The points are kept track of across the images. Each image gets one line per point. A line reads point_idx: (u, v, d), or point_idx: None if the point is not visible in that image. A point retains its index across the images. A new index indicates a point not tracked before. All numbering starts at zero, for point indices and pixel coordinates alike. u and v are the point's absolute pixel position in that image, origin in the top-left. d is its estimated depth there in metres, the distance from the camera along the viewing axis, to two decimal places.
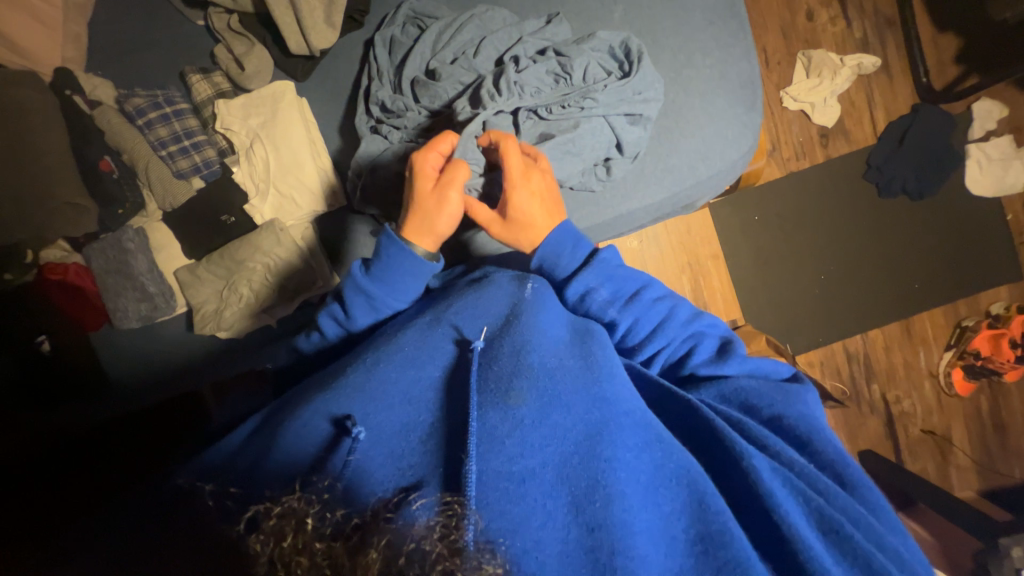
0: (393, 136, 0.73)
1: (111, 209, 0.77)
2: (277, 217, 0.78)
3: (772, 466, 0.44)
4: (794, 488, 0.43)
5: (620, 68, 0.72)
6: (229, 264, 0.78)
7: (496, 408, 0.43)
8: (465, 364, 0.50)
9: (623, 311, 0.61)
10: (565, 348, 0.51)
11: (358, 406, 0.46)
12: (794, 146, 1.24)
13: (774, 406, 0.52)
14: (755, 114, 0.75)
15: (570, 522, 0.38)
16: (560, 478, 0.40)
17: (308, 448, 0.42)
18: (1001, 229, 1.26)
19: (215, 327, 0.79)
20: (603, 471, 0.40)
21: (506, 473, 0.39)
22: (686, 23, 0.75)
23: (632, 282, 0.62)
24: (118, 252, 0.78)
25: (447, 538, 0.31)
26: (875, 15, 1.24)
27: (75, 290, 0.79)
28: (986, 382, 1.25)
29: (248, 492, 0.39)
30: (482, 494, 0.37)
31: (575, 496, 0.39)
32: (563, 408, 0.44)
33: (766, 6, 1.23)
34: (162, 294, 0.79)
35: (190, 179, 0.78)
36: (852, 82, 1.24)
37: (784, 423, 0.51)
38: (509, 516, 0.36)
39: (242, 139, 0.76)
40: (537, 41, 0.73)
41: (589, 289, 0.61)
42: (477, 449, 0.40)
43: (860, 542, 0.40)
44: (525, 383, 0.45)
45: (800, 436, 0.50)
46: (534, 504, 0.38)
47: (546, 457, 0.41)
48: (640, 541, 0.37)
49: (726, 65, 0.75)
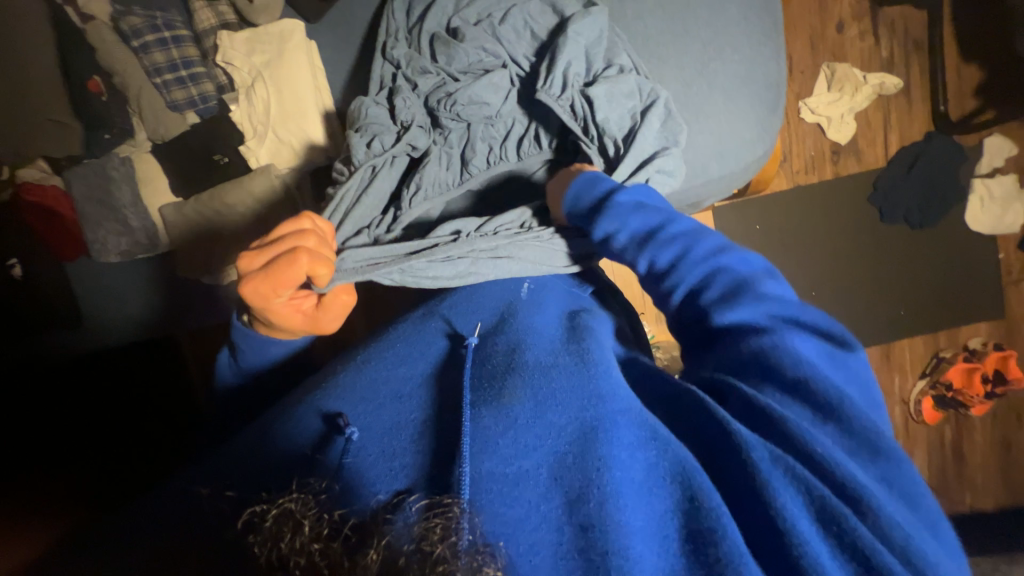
0: (378, 113, 0.66)
1: (97, 133, 0.73)
2: (271, 162, 0.74)
3: (775, 454, 0.39)
4: (798, 480, 0.38)
5: (642, 94, 0.64)
6: (217, 207, 0.75)
7: (490, 408, 0.43)
8: (458, 360, 0.50)
9: (654, 244, 0.53)
10: (559, 345, 0.50)
11: (345, 402, 0.46)
12: (805, 159, 1.23)
13: (800, 366, 0.43)
14: (774, 118, 0.74)
15: (563, 523, 0.37)
16: (554, 480, 0.39)
17: (297, 445, 0.42)
18: (992, 267, 1.28)
19: (199, 270, 0.78)
20: (595, 471, 0.39)
21: (500, 475, 0.39)
22: (721, 16, 0.71)
23: (656, 217, 0.54)
24: (103, 179, 0.75)
25: (449, 539, 0.30)
26: (905, 36, 1.22)
27: (51, 212, 0.76)
28: (954, 412, 1.28)
29: (244, 492, 0.39)
30: (475, 497, 0.37)
31: (568, 496, 0.38)
32: (556, 407, 0.43)
33: (799, 12, 1.20)
34: (145, 230, 0.77)
35: (184, 114, 0.73)
36: (872, 102, 1.22)
37: (809, 387, 0.42)
38: (503, 518, 0.37)
39: (244, 77, 0.72)
40: (587, 23, 0.65)
41: (653, 228, 0.54)
42: (469, 452, 0.40)
43: (863, 534, 0.35)
44: (519, 382, 0.45)
45: (820, 399, 0.42)
46: (527, 508, 0.38)
47: (540, 458, 0.40)
48: (633, 541, 0.36)
49: (755, 64, 0.72)
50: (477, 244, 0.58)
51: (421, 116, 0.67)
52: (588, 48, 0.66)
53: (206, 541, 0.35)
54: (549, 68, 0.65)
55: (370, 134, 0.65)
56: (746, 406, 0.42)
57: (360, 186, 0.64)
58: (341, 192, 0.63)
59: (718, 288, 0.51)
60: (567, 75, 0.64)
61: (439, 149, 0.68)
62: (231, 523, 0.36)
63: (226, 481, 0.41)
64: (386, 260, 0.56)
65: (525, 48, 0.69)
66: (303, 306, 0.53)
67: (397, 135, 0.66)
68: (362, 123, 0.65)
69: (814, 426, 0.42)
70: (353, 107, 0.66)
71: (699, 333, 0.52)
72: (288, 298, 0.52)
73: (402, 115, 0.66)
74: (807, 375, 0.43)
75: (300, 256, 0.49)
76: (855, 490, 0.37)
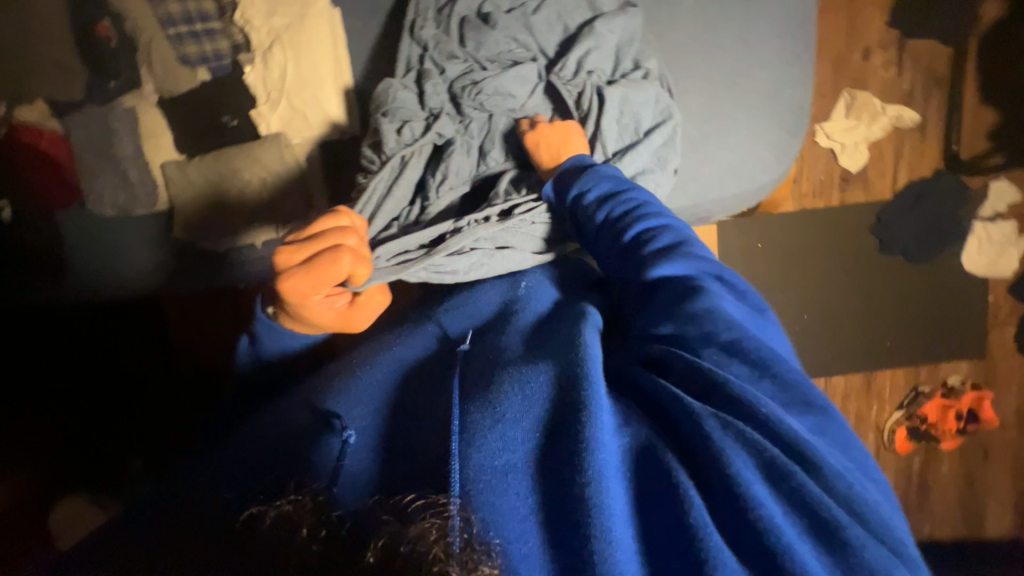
0: (404, 96, 0.65)
1: (103, 80, 0.70)
2: (283, 131, 0.72)
3: (722, 424, 0.36)
4: (749, 445, 0.35)
5: (659, 105, 0.65)
6: (222, 169, 0.73)
7: (480, 401, 0.42)
8: (448, 362, 0.49)
9: (610, 203, 0.54)
10: (544, 332, 0.50)
11: (341, 401, 0.46)
12: (814, 182, 1.23)
13: (734, 328, 0.41)
14: (795, 142, 0.73)
15: (551, 516, 0.35)
16: (539, 466, 0.38)
17: (292, 443, 0.42)
18: (980, 308, 1.30)
19: (196, 232, 0.76)
20: (578, 454, 0.36)
21: (488, 466, 0.37)
22: (755, 32, 0.70)
23: (617, 180, 0.56)
24: (103, 127, 0.72)
25: (444, 539, 0.31)
26: (928, 70, 1.21)
27: (49, 159, 0.73)
28: (925, 445, 1.32)
29: (237, 491, 0.39)
30: (467, 491, 0.35)
31: (549, 477, 0.37)
32: (537, 394, 0.42)
33: (829, 32, 1.19)
34: (145, 185, 0.74)
35: (196, 69, 0.70)
36: (886, 133, 1.23)
37: (745, 346, 0.40)
38: (493, 510, 0.35)
39: (261, 38, 0.69)
40: (621, 25, 0.65)
41: (615, 190, 0.55)
42: (460, 448, 0.38)
43: (807, 487, 0.34)
44: (508, 373, 0.44)
45: (757, 357, 0.40)
46: (516, 498, 0.36)
47: (524, 444, 0.39)
48: (619, 529, 0.34)
49: (782, 85, 0.71)
50: (481, 235, 0.60)
51: (446, 104, 0.65)
52: (618, 48, 0.66)
53: (199, 533, 0.35)
54: (562, 56, 0.66)
55: (397, 119, 0.64)
56: (691, 372, 0.40)
57: (388, 179, 0.64)
58: (371, 183, 0.62)
59: (664, 241, 0.50)
60: (592, 69, 0.65)
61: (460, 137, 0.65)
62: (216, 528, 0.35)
63: (229, 482, 0.41)
64: (414, 257, 0.59)
65: (555, 44, 0.67)
66: (335, 305, 0.56)
67: (425, 122, 0.65)
68: (389, 108, 0.64)
69: (752, 383, 0.39)
70: (381, 91, 0.64)
71: (640, 293, 0.48)
72: (324, 295, 0.54)
73: (431, 102, 0.65)
74: (743, 329, 0.41)
75: (343, 257, 0.52)
76: (803, 450, 0.35)
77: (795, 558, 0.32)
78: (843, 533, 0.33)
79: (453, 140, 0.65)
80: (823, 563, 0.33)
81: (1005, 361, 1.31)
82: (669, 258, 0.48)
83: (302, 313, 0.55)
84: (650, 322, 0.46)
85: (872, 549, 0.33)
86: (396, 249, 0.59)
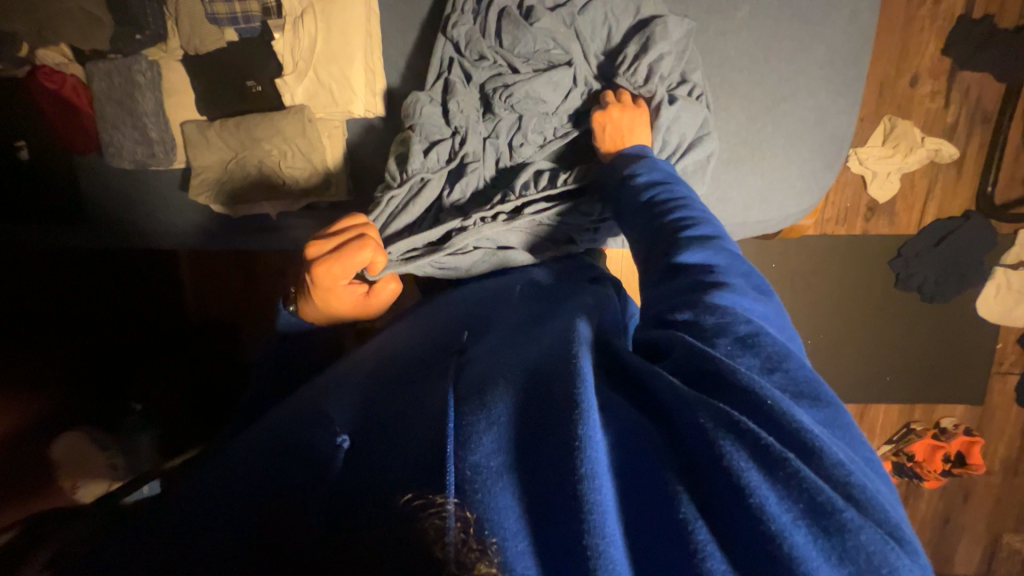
0: (432, 104, 0.64)
1: (129, 32, 0.68)
2: (307, 105, 0.70)
3: (719, 414, 0.33)
4: (750, 446, 0.31)
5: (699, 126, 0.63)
6: (242, 137, 0.72)
7: (479, 391, 0.39)
8: (440, 369, 0.45)
9: (654, 188, 0.52)
10: (544, 325, 0.48)
11: (338, 407, 0.45)
12: (839, 209, 1.21)
13: (754, 322, 0.39)
14: (829, 174, 0.71)
15: (541, 514, 0.32)
16: (527, 456, 0.35)
17: (294, 432, 0.44)
18: (987, 355, 1.28)
19: (210, 198, 0.76)
20: (576, 452, 0.33)
21: (482, 461, 0.34)
22: (806, 55, 0.66)
23: (664, 171, 0.54)
24: (125, 80, 0.70)
25: (441, 540, 0.30)
26: (976, 105, 1.16)
27: (69, 105, 0.72)
28: (907, 480, 1.34)
29: (240, 482, 0.40)
30: (465, 484, 0.32)
31: (539, 465, 0.34)
32: (529, 397, 0.38)
33: (878, 54, 1.13)
34: (163, 144, 0.73)
35: (222, 29, 0.68)
36: (922, 166, 1.19)
37: (758, 339, 0.38)
38: (490, 502, 0.32)
39: (293, 4, 0.67)
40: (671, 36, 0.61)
41: (665, 180, 0.52)
42: (456, 440, 0.35)
43: (809, 475, 0.30)
44: (514, 364, 0.42)
45: (771, 352, 0.37)
46: (508, 492, 0.33)
47: (517, 432, 0.36)
48: (611, 525, 0.31)
49: (824, 114, 0.68)
50: (486, 234, 0.61)
51: (471, 109, 0.64)
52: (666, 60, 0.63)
53: (204, 523, 0.37)
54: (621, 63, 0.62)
55: (424, 136, 0.64)
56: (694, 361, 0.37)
57: (406, 197, 0.64)
58: (387, 200, 0.63)
59: (700, 232, 0.47)
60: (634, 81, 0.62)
61: (483, 142, 0.64)
62: (221, 528, 0.37)
63: (229, 473, 0.42)
64: (420, 253, 0.62)
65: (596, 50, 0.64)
66: (353, 295, 0.59)
67: (454, 140, 0.64)
68: (416, 120, 0.63)
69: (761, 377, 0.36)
70: (410, 100, 0.63)
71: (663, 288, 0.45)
72: (348, 282, 0.58)
73: (458, 109, 0.63)
74: (763, 326, 0.39)
75: (368, 246, 0.56)
76: (805, 439, 0.31)
77: (786, 542, 0.28)
78: (837, 517, 0.29)
79: (478, 148, 0.64)
80: (819, 548, 0.29)
81: (1002, 408, 1.31)
82: (704, 252, 0.45)
83: (322, 300, 0.59)
84: (668, 311, 0.43)
85: (869, 533, 0.28)
86: (400, 247, 0.61)
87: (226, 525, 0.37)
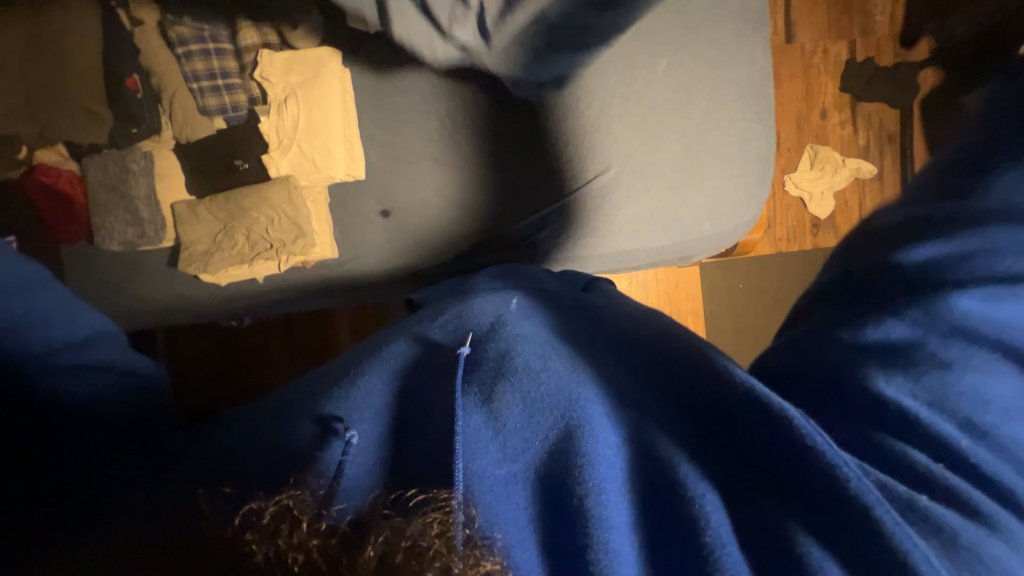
0: None
1: (126, 126, 0.76)
2: (292, 175, 0.77)
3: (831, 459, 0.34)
4: (857, 494, 0.33)
5: None
6: (231, 208, 0.78)
7: (499, 408, 0.40)
8: (448, 374, 0.45)
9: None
10: (557, 342, 0.49)
11: (348, 403, 0.41)
12: (787, 228, 1.34)
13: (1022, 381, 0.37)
14: (763, 186, 0.81)
15: (551, 521, 0.36)
16: (546, 473, 0.38)
17: (291, 440, 0.38)
18: None
19: (199, 267, 0.78)
20: (577, 465, 0.37)
21: (491, 473, 0.37)
22: (722, 91, 0.77)
23: None
24: (120, 169, 0.76)
25: (445, 534, 0.30)
26: (879, 128, 1.32)
27: (63, 197, 0.77)
28: None
29: (239, 477, 0.37)
30: (471, 491, 0.35)
31: (557, 483, 0.37)
32: (545, 413, 0.40)
33: (789, 96, 1.31)
34: (153, 223, 0.78)
35: (213, 118, 0.77)
36: (849, 183, 1.33)
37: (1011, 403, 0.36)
38: (498, 511, 0.35)
39: (277, 91, 0.76)
40: None
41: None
42: (462, 455, 0.37)
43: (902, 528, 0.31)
44: (544, 379, 0.43)
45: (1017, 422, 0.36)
46: (512, 501, 0.36)
47: (535, 451, 0.39)
48: (619, 538, 0.34)
49: (749, 136, 0.79)
50: None
51: None
52: None
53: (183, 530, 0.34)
54: None
55: None
56: (799, 364, 0.42)
57: None
58: None
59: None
60: None
61: None
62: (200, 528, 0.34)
63: (212, 464, 0.39)
64: None
65: None
66: None
67: None
68: None
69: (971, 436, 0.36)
70: None
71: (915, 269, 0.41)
72: None
73: None
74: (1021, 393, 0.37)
75: None
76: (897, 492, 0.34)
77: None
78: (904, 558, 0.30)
79: None
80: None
81: None
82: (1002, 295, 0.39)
83: None
84: (878, 294, 0.41)
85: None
86: None
87: (222, 521, 0.33)
